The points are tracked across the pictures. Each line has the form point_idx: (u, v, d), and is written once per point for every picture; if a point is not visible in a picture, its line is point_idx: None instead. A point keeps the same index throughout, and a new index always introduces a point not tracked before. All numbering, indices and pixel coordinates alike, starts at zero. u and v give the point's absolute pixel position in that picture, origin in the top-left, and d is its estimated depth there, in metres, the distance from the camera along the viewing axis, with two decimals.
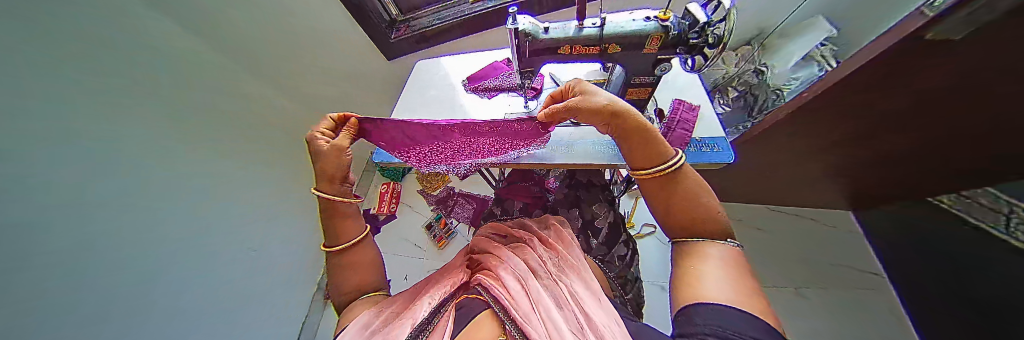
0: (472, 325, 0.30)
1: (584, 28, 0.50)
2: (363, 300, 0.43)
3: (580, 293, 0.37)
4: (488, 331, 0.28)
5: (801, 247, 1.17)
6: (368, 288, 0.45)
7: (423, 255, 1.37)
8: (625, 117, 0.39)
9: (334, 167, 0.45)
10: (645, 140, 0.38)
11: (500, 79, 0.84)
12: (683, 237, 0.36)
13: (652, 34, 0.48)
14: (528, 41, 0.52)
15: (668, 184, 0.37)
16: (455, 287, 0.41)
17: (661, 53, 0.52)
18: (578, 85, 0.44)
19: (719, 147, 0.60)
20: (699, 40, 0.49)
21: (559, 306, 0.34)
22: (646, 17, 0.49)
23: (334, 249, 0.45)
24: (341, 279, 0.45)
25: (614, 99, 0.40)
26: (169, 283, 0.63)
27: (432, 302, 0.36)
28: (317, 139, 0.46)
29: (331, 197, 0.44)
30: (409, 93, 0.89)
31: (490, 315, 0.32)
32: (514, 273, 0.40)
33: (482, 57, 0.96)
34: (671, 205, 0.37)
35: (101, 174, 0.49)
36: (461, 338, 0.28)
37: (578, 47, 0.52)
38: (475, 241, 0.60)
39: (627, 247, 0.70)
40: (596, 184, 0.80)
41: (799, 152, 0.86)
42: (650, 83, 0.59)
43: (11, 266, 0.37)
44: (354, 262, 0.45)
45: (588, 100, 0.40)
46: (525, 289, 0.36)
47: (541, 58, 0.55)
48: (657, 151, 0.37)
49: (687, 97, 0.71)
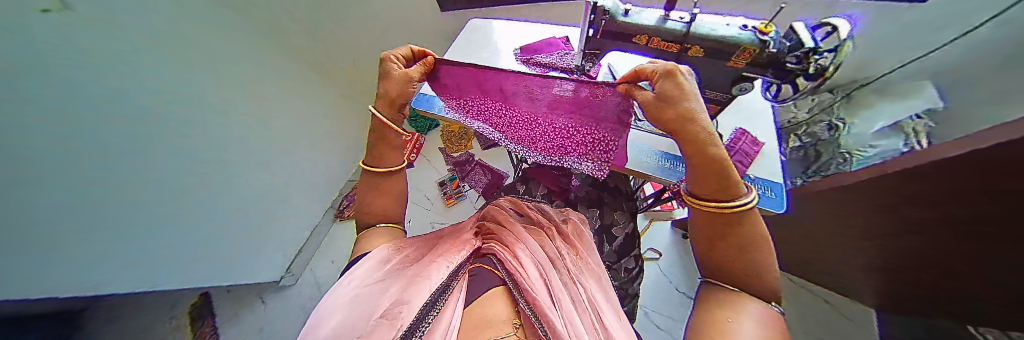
0: (482, 299, 0.36)
1: (668, 20, 0.45)
2: (381, 228, 0.50)
3: (599, 303, 0.39)
4: (499, 311, 0.34)
5: (794, 321, 1.17)
6: (386, 219, 0.51)
7: (430, 207, 1.42)
8: (700, 143, 0.32)
9: (397, 94, 0.45)
10: (708, 176, 0.33)
11: (555, 57, 0.79)
12: (723, 281, 0.33)
13: (745, 45, 0.42)
14: (604, 19, 0.47)
15: (729, 225, 0.34)
16: (467, 247, 0.43)
17: (747, 70, 0.46)
18: (664, 76, 0.33)
19: (774, 193, 0.55)
20: (796, 66, 0.42)
21: (578, 307, 0.36)
22: (743, 26, 0.43)
23: (372, 168, 0.51)
24: (368, 201, 0.51)
25: (698, 113, 0.32)
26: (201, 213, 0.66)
27: (447, 258, 0.38)
28: (391, 64, 0.45)
29: (386, 121, 0.45)
30: (457, 50, 0.87)
31: (501, 293, 0.37)
32: (532, 257, 0.43)
33: (540, 29, 0.90)
34: (723, 243, 0.34)
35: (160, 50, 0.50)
36: (472, 308, 0.34)
37: (657, 40, 0.46)
38: (489, 209, 0.61)
39: (636, 261, 0.71)
40: (622, 192, 0.78)
41: (843, 225, 0.79)
42: (722, 101, 0.54)
43: (93, 143, 0.40)
44: (385, 191, 0.51)
45: (658, 110, 0.34)
46: (542, 277, 0.38)
47: (610, 42, 0.51)
48: (719, 190, 0.33)
49: (753, 129, 0.65)
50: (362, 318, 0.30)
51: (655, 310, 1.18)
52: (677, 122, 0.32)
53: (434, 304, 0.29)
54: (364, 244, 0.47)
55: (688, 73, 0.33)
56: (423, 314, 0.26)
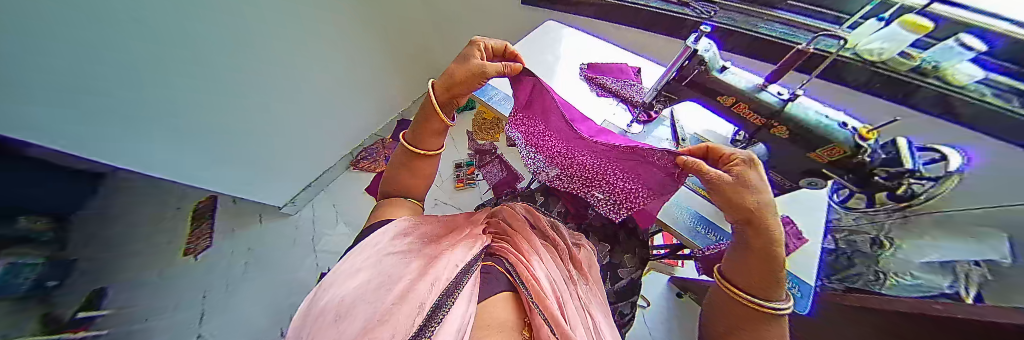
0: (492, 301, 0.37)
1: (764, 91, 0.43)
2: (406, 202, 0.57)
3: (603, 331, 0.43)
4: (505, 315, 0.35)
5: None
6: (409, 193, 0.58)
7: (440, 184, 1.48)
8: (765, 236, 0.31)
9: (458, 82, 0.50)
10: (762, 270, 0.32)
11: (622, 84, 0.77)
12: None
13: (836, 143, 0.39)
14: (697, 68, 0.45)
15: (760, 316, 0.33)
16: (477, 246, 0.45)
17: (827, 168, 0.43)
18: (745, 164, 0.31)
19: (800, 293, 0.51)
20: (885, 181, 0.39)
21: (587, 332, 0.38)
22: (843, 122, 0.39)
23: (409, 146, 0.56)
24: (400, 174, 0.57)
25: (771, 207, 0.31)
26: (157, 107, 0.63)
27: (460, 256, 0.40)
28: (474, 58, 0.50)
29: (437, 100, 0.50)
30: (528, 47, 0.87)
31: (509, 296, 0.39)
32: (544, 272, 0.45)
33: (615, 52, 0.88)
34: (745, 333, 0.34)
35: None
36: (483, 306, 0.35)
37: (743, 106, 0.45)
38: (502, 209, 0.63)
39: (631, 307, 0.70)
40: (639, 237, 0.76)
41: None
42: (785, 186, 0.52)
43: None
44: (417, 170, 0.57)
45: (737, 195, 0.30)
46: (555, 295, 0.40)
47: (692, 93, 0.49)
48: (767, 284, 0.32)
49: (802, 222, 0.60)
50: (376, 293, 0.33)
51: None
52: (752, 212, 0.30)
53: (445, 301, 0.30)
54: (387, 210, 0.53)
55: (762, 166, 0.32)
56: (434, 311, 0.28)
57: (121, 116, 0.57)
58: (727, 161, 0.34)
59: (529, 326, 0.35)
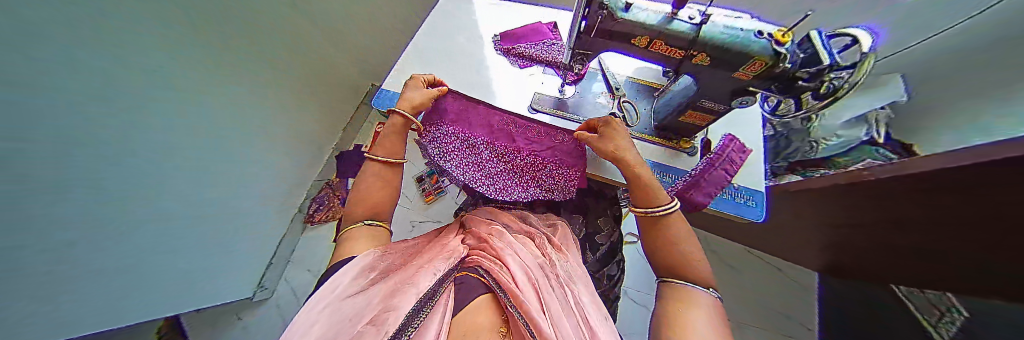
0: (471, 306, 0.34)
1: (674, 20, 0.38)
2: (362, 228, 0.47)
3: (584, 303, 0.44)
4: (484, 320, 0.32)
5: (764, 292, 1.21)
6: (374, 216, 0.49)
7: (407, 205, 1.37)
8: (628, 165, 0.48)
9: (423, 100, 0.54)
10: (637, 189, 0.47)
11: (540, 47, 0.69)
12: (671, 278, 0.42)
13: (755, 56, 0.37)
14: (601, 15, 0.38)
15: (653, 223, 0.46)
16: (453, 256, 0.43)
17: (753, 85, 0.42)
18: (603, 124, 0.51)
19: (755, 202, 0.56)
20: (808, 84, 0.38)
21: (564, 311, 0.38)
22: (757, 31, 0.37)
23: (378, 159, 0.53)
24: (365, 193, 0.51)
25: (625, 147, 0.49)
26: (90, 267, 0.51)
27: (438, 265, 0.39)
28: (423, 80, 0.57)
29: (409, 116, 0.53)
30: (427, 34, 0.74)
31: (489, 298, 0.36)
32: (519, 262, 0.44)
33: (525, 13, 0.79)
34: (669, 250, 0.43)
35: (87, 83, 0.39)
36: (461, 313, 0.32)
37: (660, 44, 0.40)
38: (471, 221, 0.60)
39: (618, 267, 0.71)
40: (607, 196, 0.77)
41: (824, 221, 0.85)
42: (720, 111, 0.49)
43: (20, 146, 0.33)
44: (387, 182, 0.52)
45: (602, 143, 0.50)
46: (532, 284, 0.40)
47: (608, 42, 0.43)
48: (649, 199, 0.46)
49: (741, 136, 0.61)
50: (343, 326, 0.28)
51: (637, 290, 1.25)
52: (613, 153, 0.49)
53: (423, 306, 0.29)
54: (349, 244, 0.44)
55: (620, 122, 0.52)
56: (408, 321, 0.27)
57: (46, 296, 0.45)
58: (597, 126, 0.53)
59: (507, 322, 0.33)
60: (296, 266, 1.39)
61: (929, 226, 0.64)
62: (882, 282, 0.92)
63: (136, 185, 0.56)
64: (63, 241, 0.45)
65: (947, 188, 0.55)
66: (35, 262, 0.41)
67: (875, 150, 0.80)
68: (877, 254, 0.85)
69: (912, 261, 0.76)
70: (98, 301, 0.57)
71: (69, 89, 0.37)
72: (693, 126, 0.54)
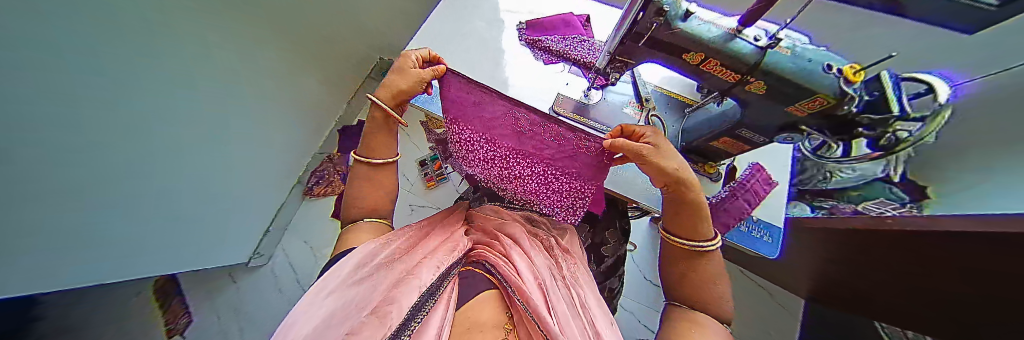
0: (473, 304, 0.35)
1: (736, 38, 0.33)
2: (364, 224, 0.46)
3: (589, 304, 0.42)
4: (488, 314, 0.34)
5: (748, 311, 1.24)
6: (371, 213, 0.47)
7: (407, 188, 1.35)
8: (688, 189, 0.35)
9: (405, 90, 0.43)
10: (692, 217, 0.37)
11: (568, 43, 0.63)
12: (679, 301, 0.39)
13: (819, 95, 0.33)
14: (657, 23, 0.34)
15: (692, 259, 0.39)
16: (458, 249, 0.42)
17: (805, 123, 0.39)
18: (654, 134, 0.36)
19: (772, 237, 0.53)
20: (867, 132, 0.34)
21: (571, 311, 0.37)
22: (826, 64, 0.32)
23: (363, 160, 0.47)
24: (360, 192, 0.47)
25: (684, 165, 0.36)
26: (79, 233, 0.50)
27: (442, 258, 0.39)
28: (410, 62, 0.44)
29: (391, 112, 0.43)
30: (446, 14, 0.69)
31: (494, 293, 0.37)
32: (525, 259, 0.43)
33: (555, 3, 0.72)
34: (685, 283, 0.39)
35: (66, 53, 0.36)
36: (462, 312, 0.34)
37: (714, 64, 0.36)
38: (474, 216, 0.57)
39: (620, 281, 0.71)
40: (618, 208, 0.75)
41: (827, 259, 0.84)
42: (756, 142, 0.46)
43: (24, 142, 0.34)
44: (375, 184, 0.48)
45: (665, 161, 0.34)
46: (537, 282, 0.38)
47: (650, 52, 0.39)
48: (700, 227, 0.38)
49: (769, 166, 0.59)
50: (350, 312, 0.28)
51: (631, 299, 1.27)
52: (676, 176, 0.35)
53: (426, 302, 0.29)
54: (350, 238, 0.43)
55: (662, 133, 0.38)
56: (413, 313, 0.26)
57: (37, 261, 0.45)
58: (642, 138, 0.36)
59: (512, 317, 0.34)
60: (292, 236, 1.38)
61: (898, 274, 0.67)
62: (862, 314, 0.94)
63: (128, 150, 0.53)
64: (52, 210, 0.43)
65: (927, 253, 0.56)
66: (25, 232, 0.40)
67: (887, 188, 0.79)
68: (869, 297, 0.84)
69: (898, 306, 0.77)
70: (108, 270, 0.60)
71: (55, 61, 0.34)
72: (726, 152, 0.52)
